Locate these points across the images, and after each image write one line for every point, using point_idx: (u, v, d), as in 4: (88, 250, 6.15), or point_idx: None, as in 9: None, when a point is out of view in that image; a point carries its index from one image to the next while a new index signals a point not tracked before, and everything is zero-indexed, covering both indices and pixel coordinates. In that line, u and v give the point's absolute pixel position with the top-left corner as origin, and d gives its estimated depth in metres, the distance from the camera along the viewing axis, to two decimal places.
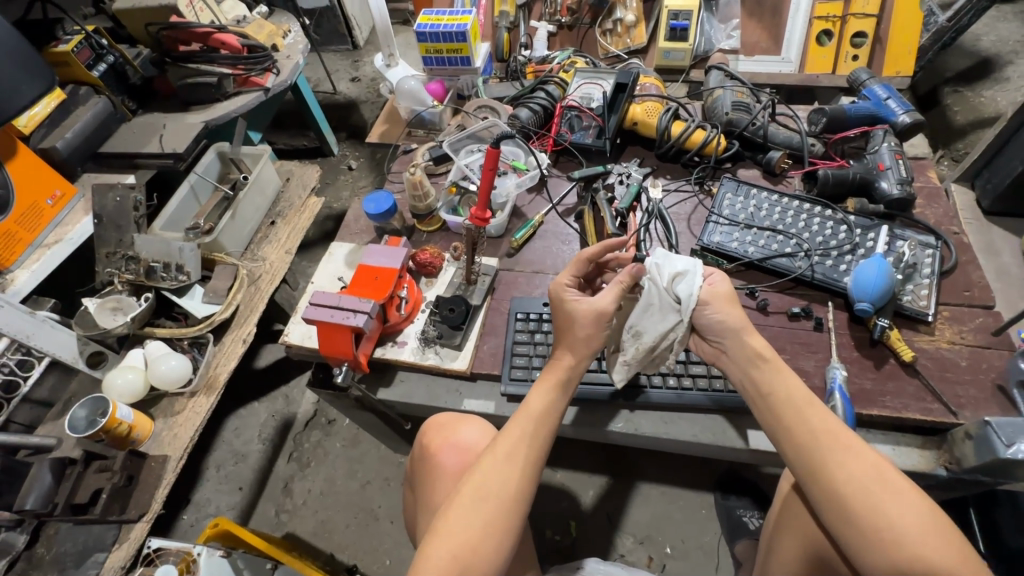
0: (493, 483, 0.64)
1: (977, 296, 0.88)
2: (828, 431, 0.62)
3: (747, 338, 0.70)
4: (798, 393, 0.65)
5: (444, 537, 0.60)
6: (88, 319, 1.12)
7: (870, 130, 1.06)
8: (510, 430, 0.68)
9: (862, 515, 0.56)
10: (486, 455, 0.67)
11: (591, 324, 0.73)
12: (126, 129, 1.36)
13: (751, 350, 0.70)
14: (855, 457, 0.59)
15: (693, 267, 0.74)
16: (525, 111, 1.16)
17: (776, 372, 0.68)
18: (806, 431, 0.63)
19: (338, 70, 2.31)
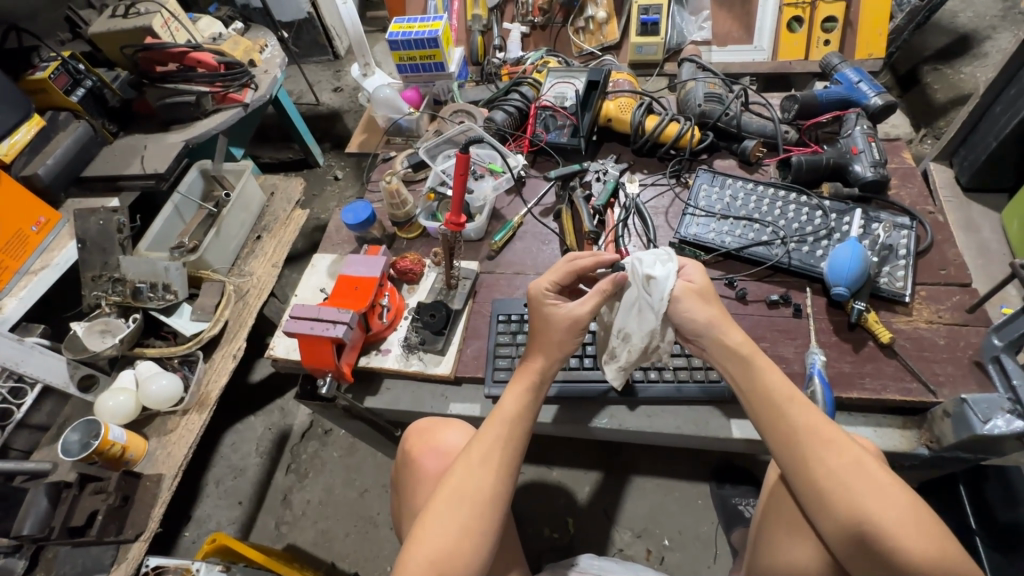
0: (474, 489, 0.65)
1: (953, 274, 0.89)
2: (807, 424, 0.62)
3: (726, 332, 0.70)
4: (779, 385, 0.65)
5: (423, 544, 0.61)
6: (77, 343, 1.12)
7: (843, 115, 1.06)
8: (489, 436, 0.69)
9: (837, 503, 0.57)
10: (469, 462, 0.67)
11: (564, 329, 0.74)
12: (107, 153, 1.37)
13: (728, 344, 0.70)
14: (836, 450, 0.59)
15: (663, 276, 0.73)
16: (499, 114, 1.17)
17: (757, 365, 0.67)
18: (785, 423, 0.63)
19: (320, 82, 2.32)
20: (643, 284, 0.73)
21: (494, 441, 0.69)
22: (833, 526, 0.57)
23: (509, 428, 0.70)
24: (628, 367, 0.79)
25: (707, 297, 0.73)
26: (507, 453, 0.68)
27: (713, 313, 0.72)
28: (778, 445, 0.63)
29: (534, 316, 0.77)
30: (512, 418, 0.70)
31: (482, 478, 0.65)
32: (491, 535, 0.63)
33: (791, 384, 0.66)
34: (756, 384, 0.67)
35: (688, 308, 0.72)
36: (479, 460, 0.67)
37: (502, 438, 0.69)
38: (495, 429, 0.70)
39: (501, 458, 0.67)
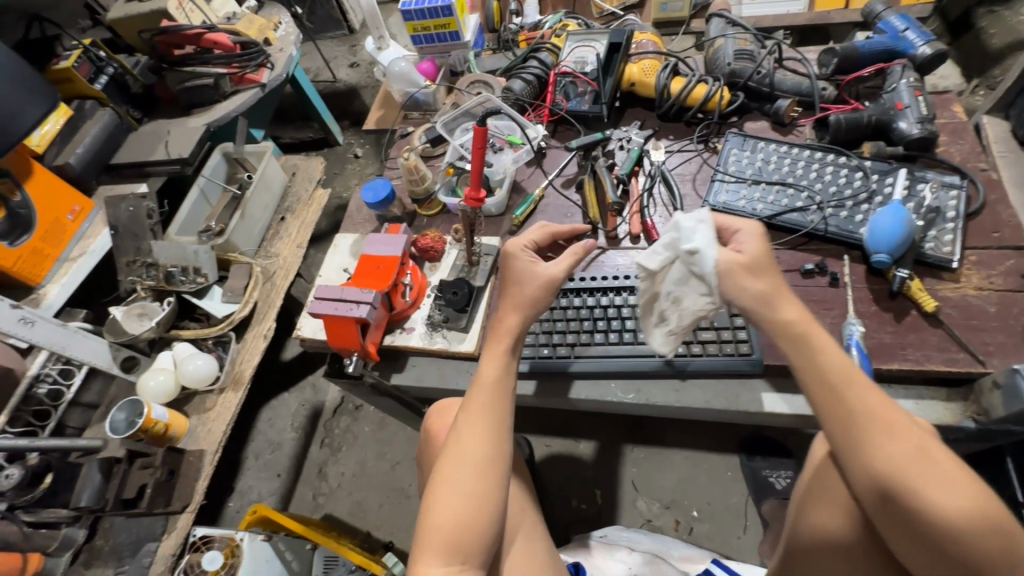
0: (468, 460, 0.66)
1: (1007, 237, 0.83)
2: (865, 407, 0.56)
3: (777, 309, 0.63)
4: (833, 366, 0.59)
5: (433, 519, 0.63)
6: (117, 327, 1.18)
7: (887, 67, 0.99)
8: (480, 403, 0.69)
9: (894, 495, 0.53)
10: (460, 432, 0.68)
11: (535, 290, 0.74)
12: (133, 140, 1.39)
13: (778, 320, 0.62)
14: (894, 437, 0.54)
15: (705, 248, 0.64)
16: (518, 82, 1.13)
17: (812, 343, 0.60)
18: (839, 409, 0.57)
19: (336, 58, 2.29)
20: (687, 258, 0.66)
21: (478, 407, 0.69)
22: (885, 511, 0.54)
23: (489, 395, 0.70)
24: (681, 333, 0.73)
25: (759, 267, 0.64)
26: (490, 417, 0.69)
27: (764, 287, 0.63)
28: (831, 430, 0.58)
29: (511, 269, 0.76)
30: (488, 384, 0.71)
31: (473, 446, 0.67)
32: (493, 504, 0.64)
33: (849, 363, 0.59)
34: (808, 362, 0.60)
35: (738, 283, 0.64)
36: (468, 429, 0.68)
37: (488, 405, 0.69)
38: (486, 396, 0.70)
39: (485, 424, 0.68)
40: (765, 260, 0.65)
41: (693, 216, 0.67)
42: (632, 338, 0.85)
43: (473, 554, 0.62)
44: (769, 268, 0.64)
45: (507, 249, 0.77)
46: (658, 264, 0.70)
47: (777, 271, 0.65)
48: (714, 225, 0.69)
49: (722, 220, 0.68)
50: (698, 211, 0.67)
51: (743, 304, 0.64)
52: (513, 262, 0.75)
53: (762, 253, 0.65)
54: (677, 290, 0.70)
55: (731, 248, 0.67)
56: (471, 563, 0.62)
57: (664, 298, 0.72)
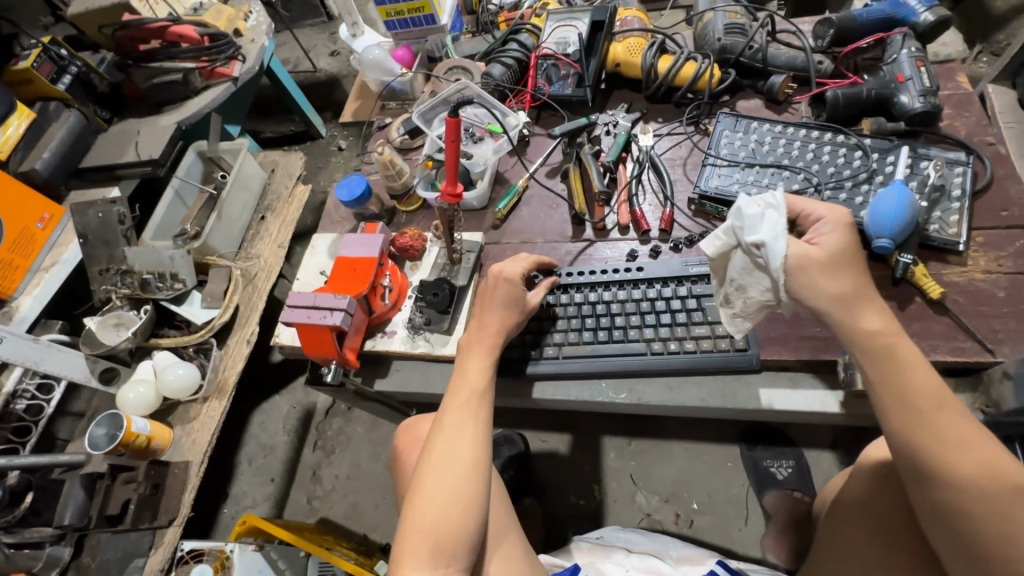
0: (450, 458, 0.63)
1: (1016, 216, 0.78)
2: (956, 437, 0.50)
3: (857, 315, 0.56)
4: (923, 383, 0.53)
5: (415, 518, 0.60)
6: (92, 338, 1.13)
7: (886, 37, 0.93)
8: (457, 403, 0.68)
9: (984, 535, 0.49)
10: (440, 429, 0.66)
11: (508, 310, 0.76)
12: (102, 141, 1.33)
13: (856, 326, 0.56)
14: (991, 471, 0.49)
15: (772, 240, 0.58)
16: (497, 67, 1.08)
17: (900, 359, 0.54)
18: (928, 433, 0.51)
19: (315, 46, 2.21)
20: (750, 248, 0.61)
21: (462, 407, 0.67)
22: (958, 545, 0.51)
23: (472, 396, 0.68)
24: (745, 319, 0.68)
25: (840, 263, 0.57)
26: (475, 418, 0.67)
27: (843, 286, 0.56)
28: (910, 458, 0.52)
29: (493, 289, 0.77)
30: (473, 387, 0.69)
31: (456, 442, 0.64)
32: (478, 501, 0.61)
33: (939, 383, 0.53)
34: (889, 379, 0.54)
35: (812, 280, 0.57)
36: (450, 426, 0.66)
37: (472, 406, 0.67)
38: (464, 397, 0.68)
39: (469, 422, 0.66)
40: (848, 255, 0.58)
41: (761, 201, 0.60)
42: (622, 335, 0.81)
43: (456, 553, 0.59)
44: (851, 264, 0.58)
45: (491, 273, 0.78)
46: (716, 250, 0.65)
47: (860, 267, 0.58)
48: (788, 210, 0.62)
49: (799, 206, 0.61)
50: (767, 195, 0.60)
51: (814, 305, 0.58)
52: (499, 287, 0.77)
53: (843, 246, 0.58)
54: (739, 279, 0.64)
55: (808, 238, 0.60)
56: (456, 564, 0.59)
57: (727, 284, 0.67)
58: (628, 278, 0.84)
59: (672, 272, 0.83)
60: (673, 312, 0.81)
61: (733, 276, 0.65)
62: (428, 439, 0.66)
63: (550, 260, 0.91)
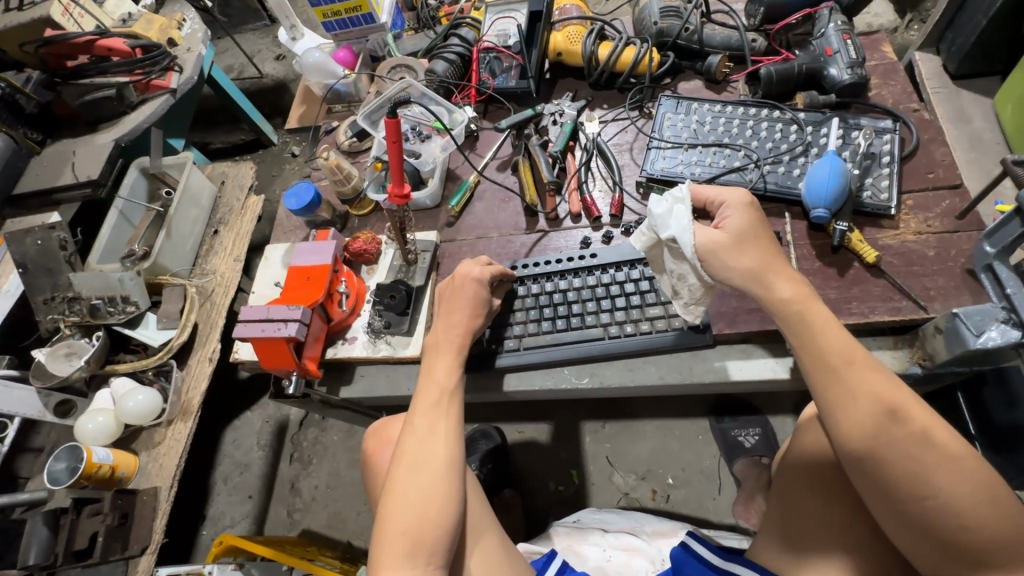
0: (421, 459, 0.63)
1: (941, 177, 0.82)
2: (869, 391, 0.53)
3: (772, 285, 0.60)
4: (837, 345, 0.56)
5: (388, 521, 0.60)
6: (43, 371, 1.09)
7: (814, 11, 0.96)
8: (421, 404, 0.68)
9: (899, 480, 0.51)
10: (409, 432, 0.66)
11: (472, 311, 0.75)
12: (35, 165, 1.28)
13: (775, 298, 0.60)
14: (901, 420, 0.52)
15: (680, 234, 0.64)
16: (440, 63, 1.07)
17: (812, 324, 0.58)
18: (842, 391, 0.54)
19: (260, 51, 2.15)
20: (668, 242, 0.67)
21: (425, 409, 0.67)
22: (877, 492, 0.53)
23: (439, 395, 0.68)
24: (699, 304, 0.71)
25: (744, 241, 0.62)
26: (442, 417, 0.67)
27: (752, 261, 0.61)
28: (831, 416, 0.55)
29: (458, 291, 0.76)
30: (440, 386, 0.69)
31: (427, 443, 0.65)
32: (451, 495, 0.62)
33: (852, 343, 0.56)
34: (810, 345, 0.57)
35: (723, 260, 0.62)
36: (419, 428, 0.66)
37: (439, 405, 0.68)
38: (428, 398, 0.68)
39: (438, 422, 0.66)
40: (752, 231, 0.63)
41: (669, 198, 0.67)
42: (580, 322, 0.82)
43: (436, 548, 0.59)
44: (757, 239, 0.62)
45: (458, 273, 0.78)
46: (646, 245, 0.71)
47: (765, 241, 0.63)
48: (697, 199, 0.68)
49: (705, 194, 0.67)
50: (674, 191, 0.67)
51: (732, 282, 0.62)
52: (467, 286, 0.76)
53: (746, 224, 0.63)
54: (673, 267, 0.69)
55: (716, 223, 0.65)
56: (437, 560, 0.59)
57: (670, 275, 0.71)
58: (582, 266, 0.85)
59: (624, 256, 0.84)
60: (627, 296, 0.82)
61: (669, 266, 0.70)
62: (397, 443, 0.66)
63: (505, 254, 0.91)
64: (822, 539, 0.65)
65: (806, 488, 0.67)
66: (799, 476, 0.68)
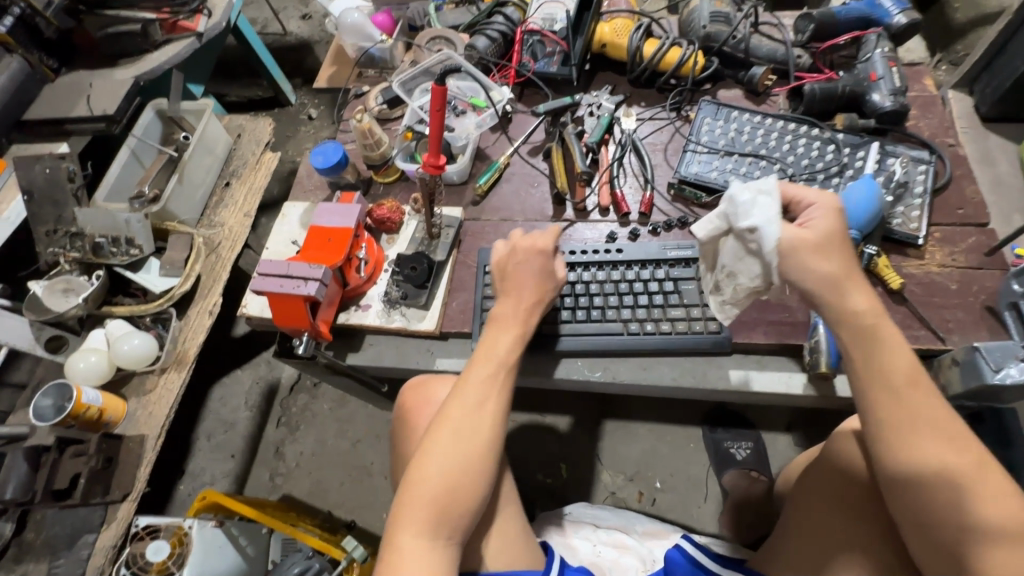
0: (465, 427, 0.63)
1: (970, 214, 0.83)
2: (925, 413, 0.55)
3: (846, 295, 0.58)
4: (901, 365, 0.56)
5: (420, 481, 0.60)
6: (39, 304, 1.06)
7: (862, 36, 0.96)
8: (470, 373, 0.67)
9: (939, 500, 0.54)
10: (457, 398, 0.65)
11: (540, 286, 0.74)
12: (49, 93, 1.24)
13: (846, 310, 0.58)
14: (948, 442, 0.54)
15: (764, 225, 0.60)
16: (482, 39, 1.05)
17: (883, 339, 0.57)
18: (898, 408, 0.55)
19: (285, 8, 2.10)
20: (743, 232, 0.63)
21: (480, 378, 0.66)
22: (913, 510, 0.55)
23: (492, 365, 0.68)
24: (735, 305, 0.71)
25: (831, 246, 0.59)
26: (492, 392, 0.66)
27: (835, 268, 0.58)
28: (882, 432, 0.56)
29: (521, 266, 0.74)
30: (493, 357, 0.68)
31: (473, 412, 0.64)
32: (478, 473, 0.61)
33: (914, 364, 0.57)
34: (859, 352, 0.58)
35: (805, 263, 0.59)
36: (466, 396, 0.65)
37: (483, 378, 0.66)
38: (480, 367, 0.68)
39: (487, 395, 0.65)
40: (837, 238, 0.60)
41: (754, 187, 0.62)
42: (600, 315, 0.82)
43: (460, 523, 0.59)
44: (840, 248, 0.59)
45: (519, 246, 0.75)
46: (711, 234, 0.68)
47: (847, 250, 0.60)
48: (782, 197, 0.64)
49: (793, 192, 0.62)
50: (761, 182, 0.63)
51: (804, 285, 0.59)
52: (532, 259, 0.74)
53: (835, 229, 0.60)
54: (732, 265, 0.67)
55: (799, 222, 0.62)
56: (457, 534, 0.59)
57: (720, 271, 0.70)
58: (608, 259, 0.84)
59: (650, 255, 0.84)
60: (650, 294, 0.82)
61: (723, 262, 0.69)
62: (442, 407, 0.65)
63: None
64: (836, 555, 0.65)
65: (828, 506, 0.68)
66: (822, 492, 0.69)
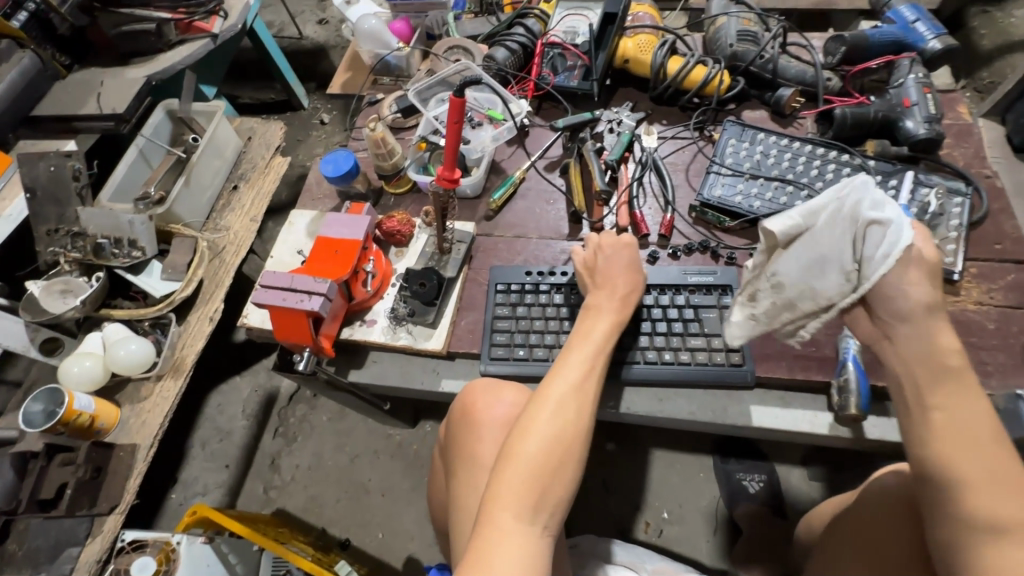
0: (567, 408, 0.59)
1: (1009, 250, 0.79)
2: (1004, 480, 0.47)
3: (936, 332, 0.52)
4: (981, 422, 0.49)
5: (521, 458, 0.56)
6: (36, 305, 1.03)
7: (895, 60, 0.93)
8: (571, 355, 0.65)
9: None
10: (558, 376, 0.62)
11: (630, 272, 0.73)
12: (59, 89, 1.22)
13: (934, 345, 0.52)
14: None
15: (886, 230, 0.54)
16: (501, 51, 1.02)
17: (957, 390, 0.50)
18: (975, 472, 0.48)
19: (302, 13, 2.09)
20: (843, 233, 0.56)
21: (581, 361, 0.64)
22: None
23: (594, 350, 0.65)
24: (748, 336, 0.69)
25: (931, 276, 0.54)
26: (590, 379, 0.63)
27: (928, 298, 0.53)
28: (952, 500, 0.49)
29: (614, 257, 0.74)
30: (594, 341, 0.66)
31: (575, 394, 0.61)
32: (575, 462, 0.58)
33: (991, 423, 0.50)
34: (922, 380, 0.52)
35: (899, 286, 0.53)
36: (569, 377, 0.62)
37: (580, 364, 0.64)
38: (581, 350, 0.65)
39: (588, 381, 0.63)
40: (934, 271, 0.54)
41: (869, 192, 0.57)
42: (615, 342, 0.78)
43: (555, 513, 0.55)
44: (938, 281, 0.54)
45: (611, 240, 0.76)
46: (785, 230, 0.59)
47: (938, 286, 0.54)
48: None
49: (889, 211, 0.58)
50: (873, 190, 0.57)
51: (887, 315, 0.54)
52: (620, 252, 0.75)
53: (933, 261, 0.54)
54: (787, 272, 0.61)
55: None
56: (552, 525, 0.55)
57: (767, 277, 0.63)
58: None
59: (669, 280, 0.80)
60: (669, 322, 0.78)
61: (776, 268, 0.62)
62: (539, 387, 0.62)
63: (543, 258, 0.87)
64: None
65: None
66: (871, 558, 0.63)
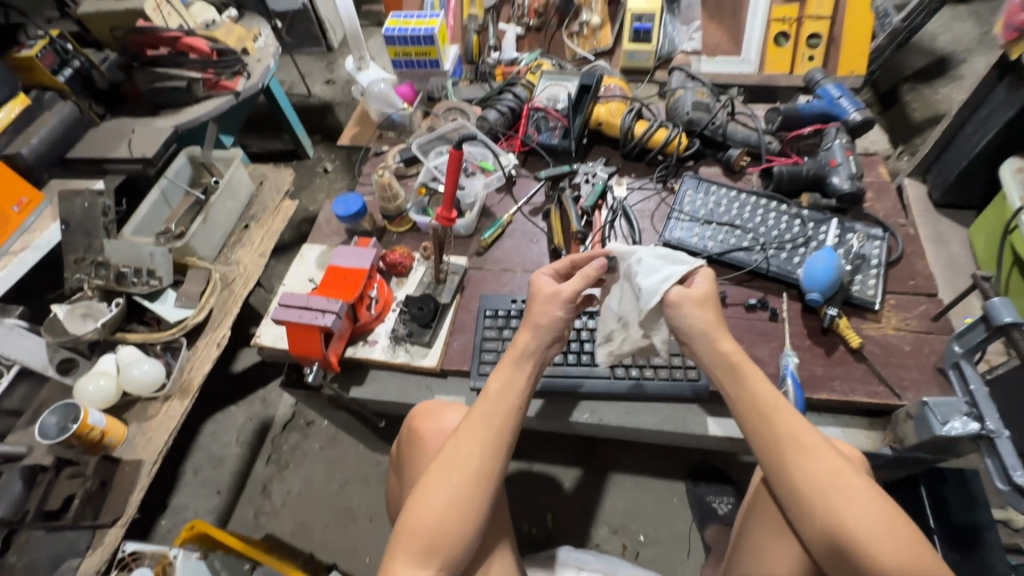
0: (459, 461, 0.66)
1: (921, 285, 0.93)
2: (828, 479, 0.59)
3: (716, 340, 0.70)
4: (788, 424, 0.63)
5: (417, 514, 0.64)
6: (57, 327, 1.12)
7: (824, 128, 1.10)
8: (475, 410, 0.70)
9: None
10: (458, 433, 0.69)
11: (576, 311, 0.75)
12: (93, 135, 1.35)
13: (722, 353, 0.69)
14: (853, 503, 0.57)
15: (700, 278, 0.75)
16: (492, 112, 1.19)
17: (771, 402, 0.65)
18: (805, 476, 0.60)
19: (312, 74, 2.30)
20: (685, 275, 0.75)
21: (480, 414, 0.70)
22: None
23: (494, 400, 0.71)
24: None
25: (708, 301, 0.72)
26: (490, 429, 0.69)
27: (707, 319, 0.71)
28: (794, 499, 0.61)
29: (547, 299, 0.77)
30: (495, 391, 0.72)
31: (468, 449, 0.67)
32: (477, 507, 0.65)
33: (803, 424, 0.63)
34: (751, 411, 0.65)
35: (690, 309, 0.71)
36: (466, 433, 0.68)
37: (480, 417, 0.70)
38: (484, 403, 0.71)
39: (485, 432, 0.68)
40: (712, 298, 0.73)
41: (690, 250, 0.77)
42: (588, 360, 0.88)
43: (447, 557, 0.63)
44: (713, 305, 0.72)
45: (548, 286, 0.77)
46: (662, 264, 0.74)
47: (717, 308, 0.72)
48: None
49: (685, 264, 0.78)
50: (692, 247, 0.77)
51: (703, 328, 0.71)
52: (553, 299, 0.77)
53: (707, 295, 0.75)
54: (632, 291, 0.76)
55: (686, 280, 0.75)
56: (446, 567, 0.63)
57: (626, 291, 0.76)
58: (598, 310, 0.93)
59: None
60: None
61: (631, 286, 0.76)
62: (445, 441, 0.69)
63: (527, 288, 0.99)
64: None
65: None
66: None
